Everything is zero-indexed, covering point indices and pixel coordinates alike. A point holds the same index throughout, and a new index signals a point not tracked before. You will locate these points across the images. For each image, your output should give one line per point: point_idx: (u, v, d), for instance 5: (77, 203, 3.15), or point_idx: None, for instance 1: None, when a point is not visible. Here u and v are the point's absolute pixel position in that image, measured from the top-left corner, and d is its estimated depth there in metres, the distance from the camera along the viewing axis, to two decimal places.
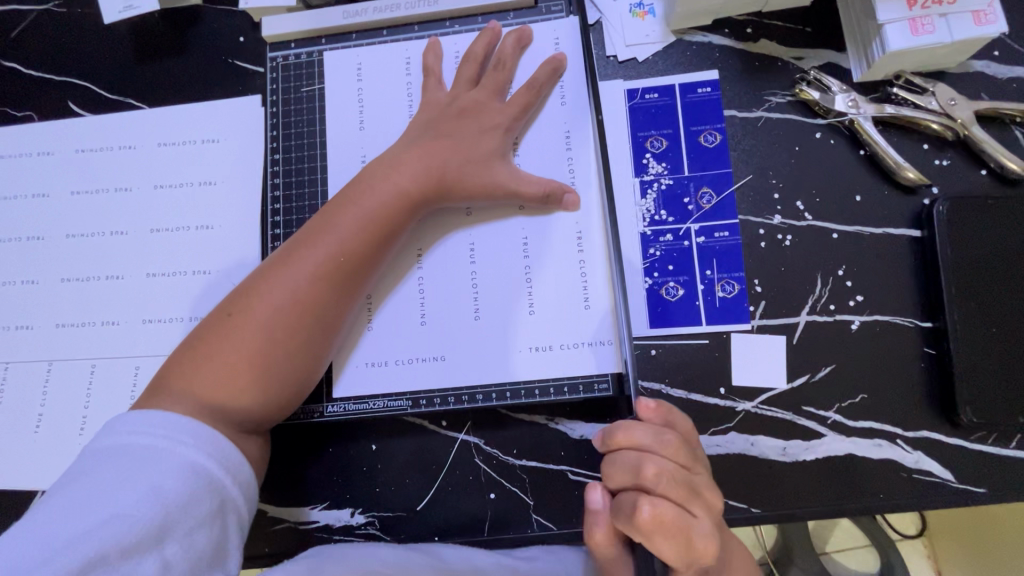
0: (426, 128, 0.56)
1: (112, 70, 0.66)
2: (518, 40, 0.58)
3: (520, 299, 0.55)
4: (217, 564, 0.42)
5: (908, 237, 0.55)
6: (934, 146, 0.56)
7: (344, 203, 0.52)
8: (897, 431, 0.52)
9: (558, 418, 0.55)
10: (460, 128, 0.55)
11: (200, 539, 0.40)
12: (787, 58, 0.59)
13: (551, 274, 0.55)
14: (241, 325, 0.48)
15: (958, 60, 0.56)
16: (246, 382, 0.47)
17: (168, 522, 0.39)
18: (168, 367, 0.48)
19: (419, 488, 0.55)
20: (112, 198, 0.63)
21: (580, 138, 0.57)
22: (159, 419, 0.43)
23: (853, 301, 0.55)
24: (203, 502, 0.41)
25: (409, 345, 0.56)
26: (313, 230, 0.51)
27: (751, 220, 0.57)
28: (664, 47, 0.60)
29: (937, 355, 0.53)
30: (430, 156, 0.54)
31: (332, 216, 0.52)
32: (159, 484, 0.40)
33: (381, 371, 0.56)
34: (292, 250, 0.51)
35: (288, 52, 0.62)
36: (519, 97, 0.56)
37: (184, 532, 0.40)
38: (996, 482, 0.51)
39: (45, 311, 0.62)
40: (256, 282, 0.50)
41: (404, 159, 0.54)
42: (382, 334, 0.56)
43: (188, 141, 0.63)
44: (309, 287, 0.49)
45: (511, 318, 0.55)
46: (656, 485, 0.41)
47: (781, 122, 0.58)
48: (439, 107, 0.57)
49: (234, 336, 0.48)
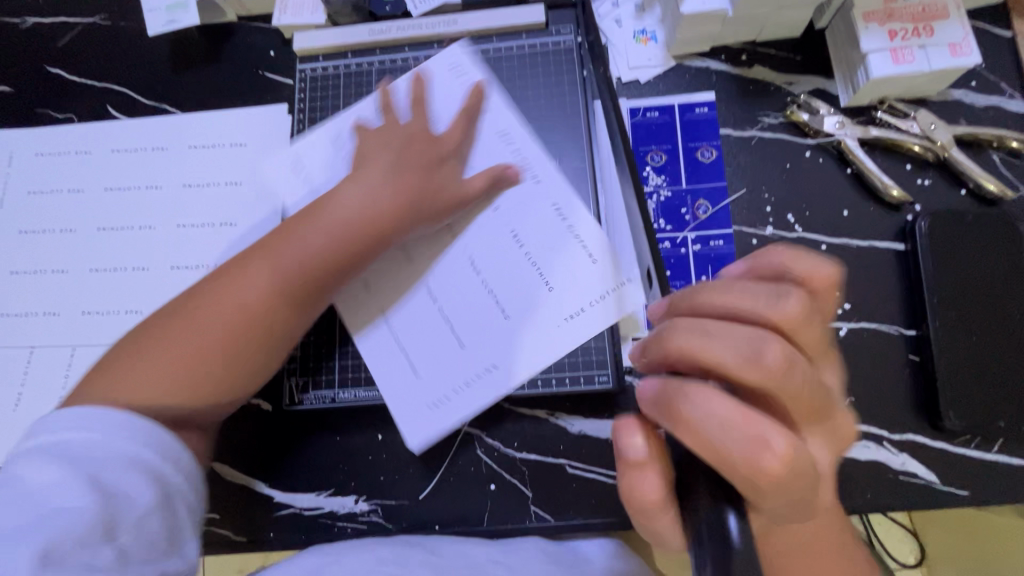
0: (393, 153, 0.57)
1: (151, 78, 0.71)
2: (417, 84, 0.62)
3: (536, 294, 0.57)
4: (173, 550, 0.44)
5: (892, 250, 0.59)
6: (916, 167, 0.60)
7: (310, 216, 0.53)
8: (883, 434, 0.54)
9: (558, 413, 0.57)
10: (420, 153, 0.57)
11: (151, 527, 0.43)
12: (779, 83, 0.64)
13: (556, 248, 0.58)
14: (190, 325, 0.49)
15: (938, 88, 0.60)
16: (181, 382, 0.48)
17: (115, 513, 0.41)
18: (105, 371, 0.49)
19: (422, 478, 0.57)
20: (142, 195, 0.67)
21: (587, 146, 0.61)
22: (94, 415, 0.44)
23: (840, 308, 0.57)
24: (147, 492, 0.43)
25: (446, 363, 0.56)
26: (274, 242, 0.53)
27: (744, 230, 0.60)
28: (665, 70, 0.65)
29: (920, 362, 0.55)
30: (399, 185, 0.55)
31: (296, 229, 0.53)
32: (100, 477, 0.41)
33: (446, 407, 0.56)
34: (250, 258, 0.52)
35: (316, 65, 0.67)
36: (459, 123, 0.60)
37: (133, 521, 0.42)
38: (978, 485, 0.53)
39: (72, 299, 0.65)
40: (212, 287, 0.51)
41: (374, 183, 0.55)
42: (416, 359, 0.57)
43: (217, 144, 0.68)
44: (262, 298, 0.50)
45: (530, 301, 0.57)
46: (779, 389, 0.33)
47: (773, 141, 0.62)
48: (407, 135, 0.58)
49: (183, 339, 0.49)
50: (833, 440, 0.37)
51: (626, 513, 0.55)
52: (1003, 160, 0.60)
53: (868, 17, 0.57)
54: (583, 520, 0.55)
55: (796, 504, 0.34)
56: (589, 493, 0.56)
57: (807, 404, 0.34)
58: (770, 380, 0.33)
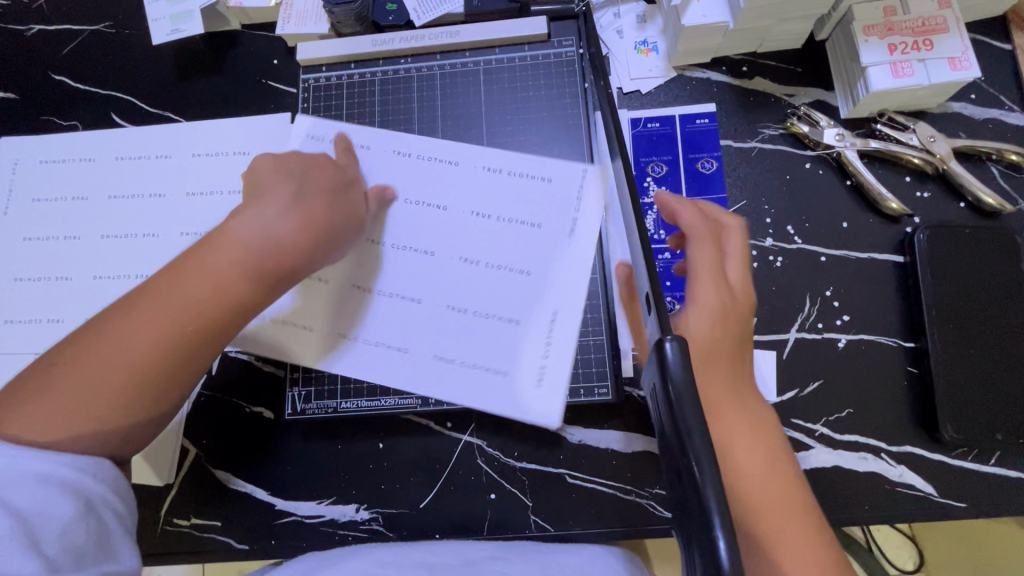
0: (298, 188, 0.50)
1: (156, 87, 0.72)
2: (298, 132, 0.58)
3: (561, 246, 0.52)
4: (108, 555, 0.41)
5: (891, 262, 0.59)
6: (916, 179, 0.60)
7: (198, 256, 0.46)
8: (881, 445, 0.55)
9: (558, 423, 0.57)
10: (321, 180, 0.51)
11: (78, 535, 0.39)
12: (779, 95, 0.64)
13: (540, 203, 0.54)
14: (60, 383, 0.42)
15: (937, 101, 0.60)
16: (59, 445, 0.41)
17: (32, 528, 0.37)
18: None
19: (423, 487, 0.58)
20: (146, 203, 0.67)
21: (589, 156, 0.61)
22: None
23: (839, 320, 0.58)
24: (63, 505, 0.39)
25: (483, 333, 0.52)
26: (160, 286, 0.45)
27: (744, 241, 0.60)
28: (666, 81, 0.66)
29: (919, 374, 0.56)
30: (306, 221, 0.48)
31: (183, 273, 0.46)
32: (3, 499, 0.37)
33: (550, 380, 0.50)
34: (131, 303, 0.45)
35: (319, 75, 0.67)
36: (342, 159, 0.55)
37: (56, 532, 0.38)
38: (976, 497, 0.53)
39: (75, 306, 0.65)
40: (86, 339, 0.44)
41: (275, 218, 0.48)
42: (419, 351, 0.52)
43: (220, 153, 0.68)
44: (163, 333, 0.44)
45: (550, 251, 0.52)
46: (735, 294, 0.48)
47: (774, 153, 0.62)
48: (313, 170, 0.52)
49: (76, 379, 0.43)
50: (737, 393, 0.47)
51: (625, 522, 0.55)
52: (1002, 173, 0.60)
53: (868, 30, 0.58)
54: (583, 530, 0.55)
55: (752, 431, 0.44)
56: (589, 503, 0.56)
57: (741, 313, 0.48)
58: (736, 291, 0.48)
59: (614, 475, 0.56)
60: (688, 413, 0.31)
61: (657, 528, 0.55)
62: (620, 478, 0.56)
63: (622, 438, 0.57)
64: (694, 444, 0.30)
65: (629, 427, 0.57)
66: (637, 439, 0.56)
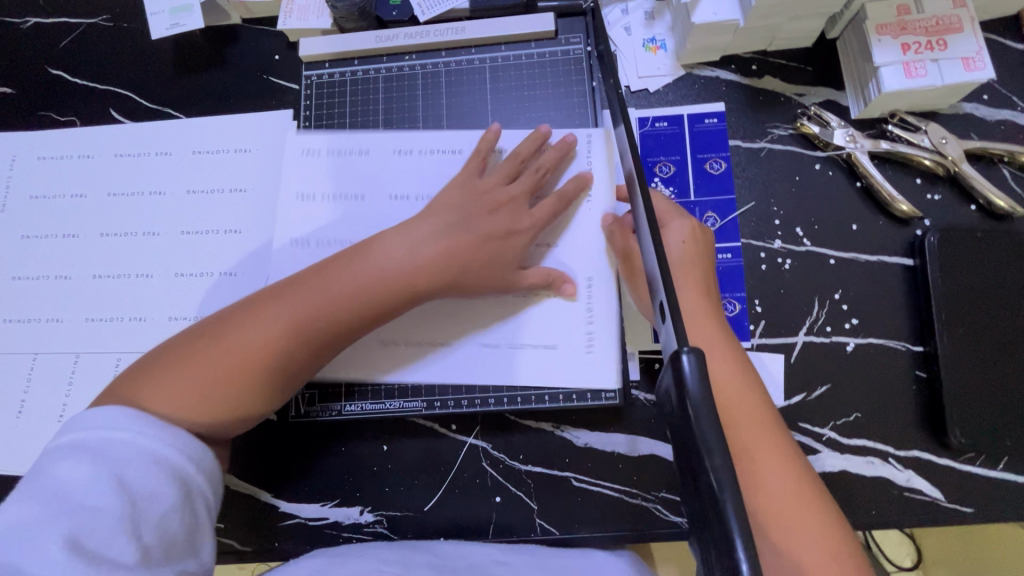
0: (458, 216, 0.54)
1: (155, 82, 0.70)
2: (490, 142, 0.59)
3: (579, 216, 0.59)
4: (190, 551, 0.44)
5: (901, 265, 0.58)
6: (926, 181, 0.60)
7: (348, 264, 0.52)
8: (889, 450, 0.54)
9: (564, 425, 0.57)
10: (489, 222, 0.54)
11: (171, 525, 0.42)
12: (789, 94, 0.63)
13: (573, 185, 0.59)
14: (204, 353, 0.49)
15: (950, 101, 0.60)
16: (190, 408, 0.47)
17: (139, 512, 0.41)
18: (139, 371, 0.49)
19: (427, 489, 0.57)
20: (146, 201, 0.67)
21: (596, 148, 0.60)
22: (117, 414, 0.44)
23: (848, 323, 0.57)
24: (167, 492, 0.42)
25: (530, 322, 0.57)
26: (304, 284, 0.51)
27: (753, 243, 0.60)
28: (674, 79, 0.65)
29: (928, 378, 0.55)
30: (454, 248, 0.53)
31: (330, 276, 0.52)
32: (124, 477, 0.41)
33: (600, 347, 0.56)
34: (280, 291, 0.51)
35: (322, 72, 0.66)
36: (508, 167, 0.57)
37: (155, 520, 0.41)
38: (983, 502, 0.53)
39: (75, 305, 0.64)
40: (237, 317, 0.50)
41: (423, 241, 0.53)
42: (464, 345, 0.57)
43: (222, 150, 0.67)
44: (285, 335, 0.49)
45: (574, 226, 0.59)
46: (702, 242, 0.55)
47: (784, 153, 0.62)
48: (474, 193, 0.55)
49: (206, 359, 0.48)
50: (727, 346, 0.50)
51: (631, 526, 0.55)
52: (1013, 175, 0.59)
53: (881, 29, 0.57)
54: (588, 534, 0.55)
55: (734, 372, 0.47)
56: (595, 506, 0.56)
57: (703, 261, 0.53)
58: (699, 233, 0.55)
59: (620, 478, 0.56)
60: (706, 431, 0.30)
61: (663, 531, 0.55)
62: (626, 482, 0.56)
63: (629, 441, 0.56)
64: (711, 463, 0.29)
65: (636, 430, 0.56)
66: (644, 442, 0.56)
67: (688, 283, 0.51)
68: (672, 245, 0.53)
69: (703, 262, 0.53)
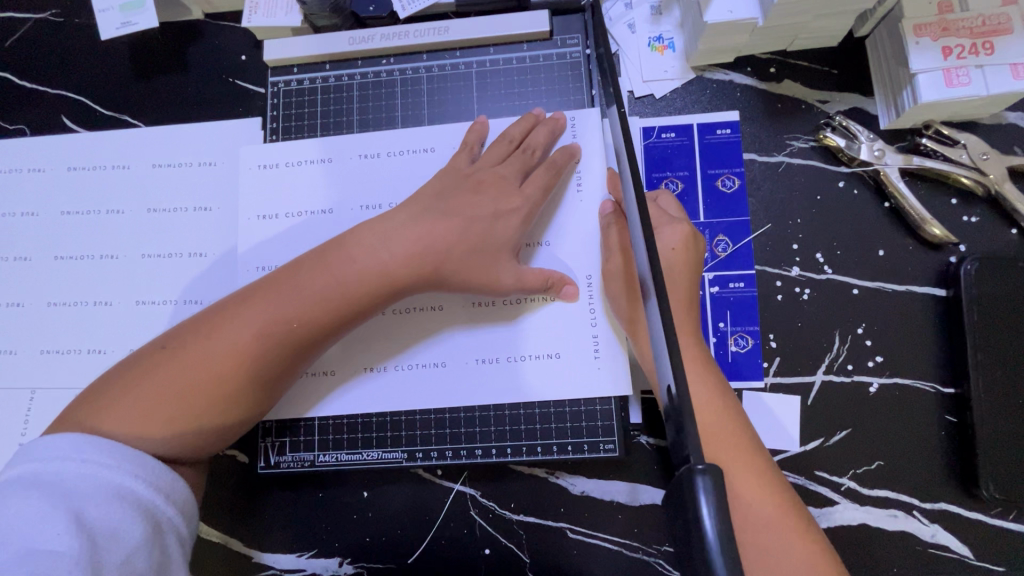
0: (435, 201, 0.49)
1: (110, 86, 0.64)
2: (480, 135, 0.54)
3: (574, 211, 0.53)
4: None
5: (932, 296, 0.53)
6: (962, 201, 0.54)
7: (321, 260, 0.47)
8: (914, 502, 0.50)
9: (559, 472, 0.52)
10: (475, 202, 0.49)
11: (138, 565, 0.38)
12: (810, 101, 0.57)
13: (569, 182, 0.53)
14: (167, 365, 0.44)
15: (992, 111, 0.53)
16: (155, 427, 0.42)
17: (99, 553, 0.37)
18: (90, 396, 0.44)
19: (411, 540, 0.53)
20: (103, 220, 0.61)
21: (589, 140, 0.54)
22: (72, 441, 0.40)
23: (871, 361, 0.52)
24: (133, 528, 0.38)
25: (522, 334, 0.51)
26: (270, 288, 0.46)
27: (768, 271, 0.54)
28: (683, 84, 0.58)
29: (959, 424, 0.50)
30: (431, 231, 0.47)
31: (302, 275, 0.47)
32: (83, 513, 0.37)
33: (606, 350, 0.50)
34: (249, 294, 0.46)
35: (290, 77, 0.59)
36: (499, 147, 0.52)
37: (119, 561, 0.37)
38: (1016, 560, 0.49)
39: (29, 336, 0.59)
40: (202, 324, 0.45)
41: (403, 230, 0.48)
42: (457, 362, 0.52)
43: (184, 164, 0.61)
44: (252, 345, 0.44)
45: (570, 224, 0.53)
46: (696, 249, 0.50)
47: (804, 168, 0.56)
48: (455, 176, 0.51)
49: (164, 376, 0.43)
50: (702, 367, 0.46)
51: None
52: None
53: (920, 31, 0.50)
54: None
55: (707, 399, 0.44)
56: (592, 560, 0.51)
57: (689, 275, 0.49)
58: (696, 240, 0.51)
59: (620, 530, 0.51)
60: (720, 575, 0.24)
61: None
62: (626, 534, 0.51)
63: (630, 490, 0.52)
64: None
65: (637, 478, 0.52)
66: (646, 491, 0.52)
67: (674, 299, 0.47)
68: (662, 251, 0.49)
69: (691, 272, 0.49)
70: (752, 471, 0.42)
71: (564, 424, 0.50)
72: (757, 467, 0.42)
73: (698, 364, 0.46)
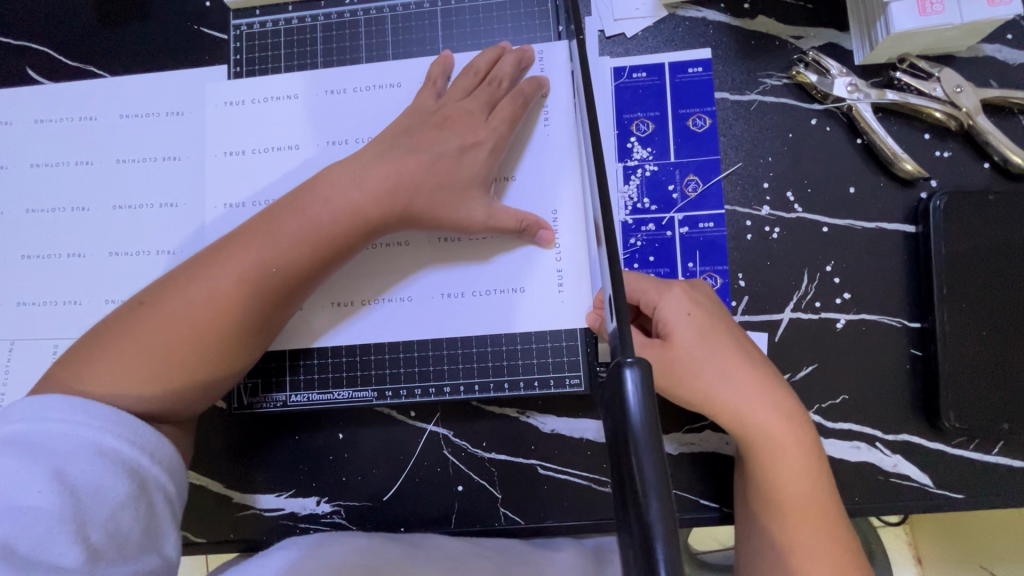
0: (403, 137, 0.49)
1: (73, 35, 0.62)
2: (443, 70, 0.53)
3: (539, 146, 0.53)
4: (150, 547, 0.39)
5: (902, 233, 0.53)
6: (936, 136, 0.53)
7: (291, 207, 0.47)
8: (876, 434, 0.51)
9: (529, 411, 0.53)
10: (440, 140, 0.49)
11: (124, 522, 0.38)
12: (785, 36, 0.56)
13: (535, 119, 0.53)
14: (145, 320, 0.44)
15: (967, 43, 0.52)
16: (137, 381, 0.42)
17: (82, 509, 0.36)
18: (71, 354, 0.44)
19: (387, 478, 0.54)
20: (72, 172, 0.60)
21: (556, 75, 0.53)
22: (56, 403, 0.39)
23: (839, 299, 0.52)
24: (116, 484, 0.38)
25: (486, 273, 0.52)
26: (244, 243, 0.46)
27: (738, 210, 0.54)
28: (655, 22, 0.57)
29: (924, 358, 0.51)
30: (396, 166, 0.47)
31: (276, 222, 0.46)
32: (66, 471, 0.37)
33: (570, 283, 0.51)
34: (221, 246, 0.46)
35: (253, 20, 0.58)
36: (463, 81, 0.51)
37: (104, 518, 0.37)
38: (974, 488, 0.50)
39: (5, 288, 0.59)
40: (177, 280, 0.45)
41: (371, 168, 0.47)
42: (424, 297, 0.53)
43: (152, 113, 0.60)
44: (227, 298, 0.44)
45: (535, 161, 0.52)
46: (718, 312, 0.48)
47: (775, 106, 0.55)
48: (424, 115, 0.51)
49: (142, 333, 0.43)
50: (782, 444, 0.44)
51: (600, 514, 0.52)
52: None
53: None
54: (555, 523, 0.52)
55: (796, 480, 0.44)
56: (563, 494, 0.52)
57: (738, 344, 0.47)
58: (711, 303, 0.48)
59: (591, 466, 0.52)
60: (647, 473, 0.27)
61: None
62: (596, 469, 0.52)
63: (598, 426, 0.53)
64: (651, 513, 0.26)
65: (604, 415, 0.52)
66: None
67: (743, 379, 0.45)
68: (687, 328, 0.46)
69: (734, 336, 0.47)
70: (820, 543, 0.43)
71: (530, 358, 0.52)
72: (822, 555, 0.43)
73: (792, 443, 0.44)
